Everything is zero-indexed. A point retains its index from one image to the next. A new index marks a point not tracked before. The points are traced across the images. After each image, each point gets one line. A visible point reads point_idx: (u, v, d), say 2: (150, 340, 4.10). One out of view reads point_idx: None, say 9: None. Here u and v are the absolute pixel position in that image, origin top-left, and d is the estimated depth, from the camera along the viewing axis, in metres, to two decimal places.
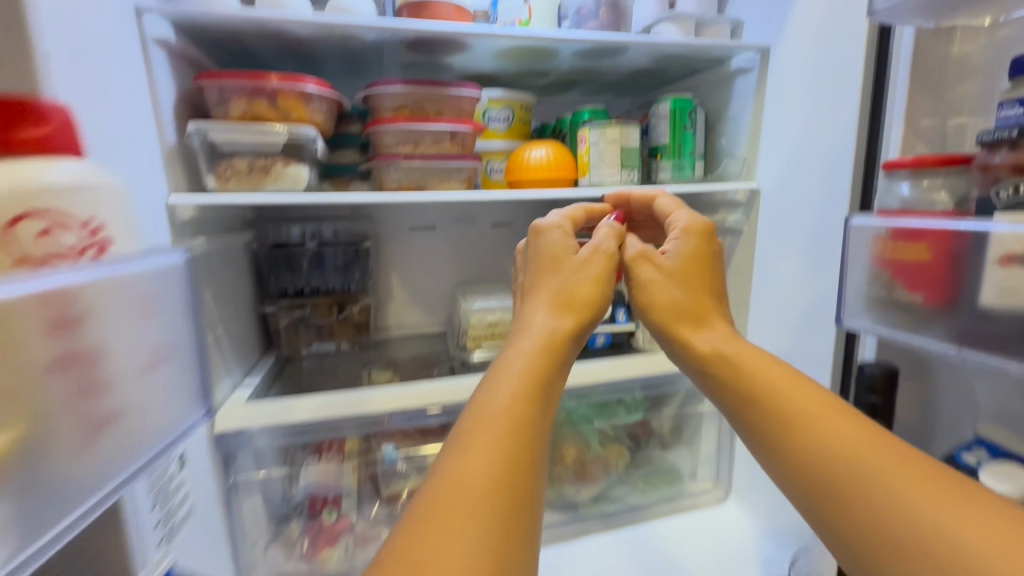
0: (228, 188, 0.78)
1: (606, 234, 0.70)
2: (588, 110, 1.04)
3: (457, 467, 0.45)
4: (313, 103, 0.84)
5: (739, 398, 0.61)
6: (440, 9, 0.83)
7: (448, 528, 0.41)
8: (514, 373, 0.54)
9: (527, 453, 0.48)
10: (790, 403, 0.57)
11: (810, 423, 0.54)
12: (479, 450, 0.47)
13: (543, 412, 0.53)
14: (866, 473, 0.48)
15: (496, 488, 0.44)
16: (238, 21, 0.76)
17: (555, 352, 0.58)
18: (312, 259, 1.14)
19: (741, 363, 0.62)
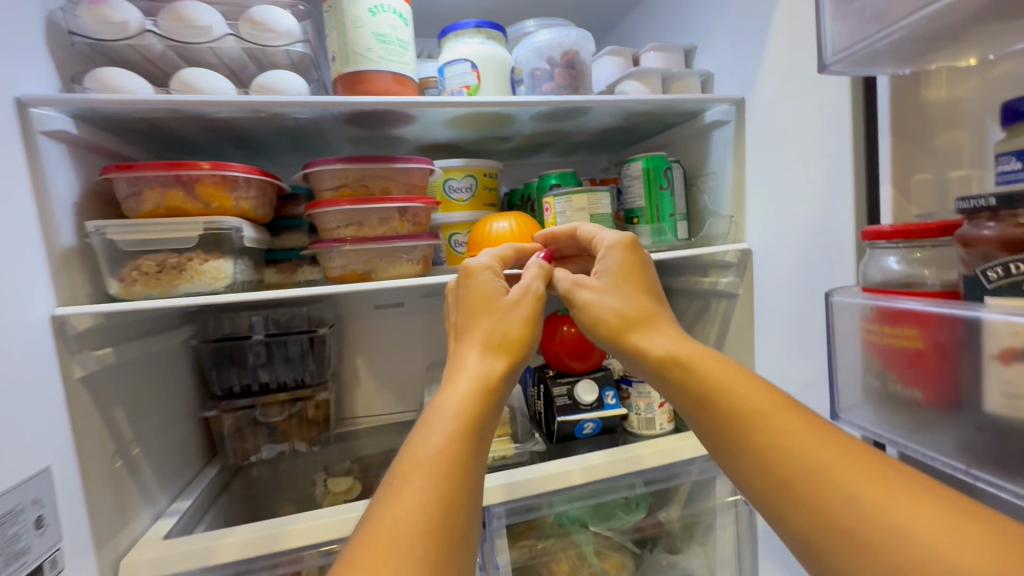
0: (134, 292, 0.68)
1: (536, 277, 0.65)
2: (555, 174, 0.95)
3: (387, 516, 0.42)
4: (238, 189, 0.75)
5: (690, 413, 0.51)
6: (377, 79, 0.76)
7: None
8: (449, 413, 0.50)
9: (464, 496, 0.45)
10: (748, 410, 0.47)
11: (753, 420, 0.46)
12: (415, 492, 0.43)
13: (478, 449, 0.49)
14: (821, 477, 0.40)
15: (432, 537, 0.41)
16: (151, 107, 0.68)
17: (485, 392, 0.53)
18: (260, 352, 1.03)
19: (691, 372, 0.51)
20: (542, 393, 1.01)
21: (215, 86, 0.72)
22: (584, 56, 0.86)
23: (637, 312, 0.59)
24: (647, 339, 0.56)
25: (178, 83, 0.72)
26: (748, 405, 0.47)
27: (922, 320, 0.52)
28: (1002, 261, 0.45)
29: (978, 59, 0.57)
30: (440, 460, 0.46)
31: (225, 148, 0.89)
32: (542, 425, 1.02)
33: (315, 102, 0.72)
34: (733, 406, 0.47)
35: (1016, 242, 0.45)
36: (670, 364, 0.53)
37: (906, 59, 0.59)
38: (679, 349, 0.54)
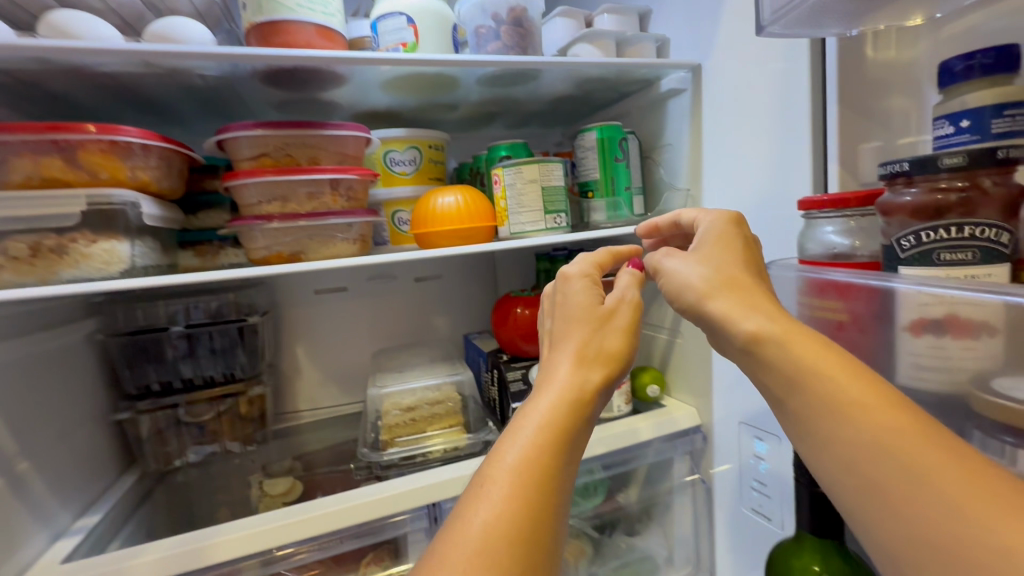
0: (1, 280, 0.57)
1: (630, 281, 0.57)
2: (505, 146, 0.89)
3: (474, 513, 0.38)
4: (134, 157, 0.64)
5: (787, 411, 0.43)
6: (298, 31, 0.66)
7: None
8: (533, 416, 0.44)
9: (553, 507, 0.40)
10: (848, 406, 0.38)
11: (864, 418, 0.37)
12: (498, 498, 0.39)
13: (564, 460, 0.42)
14: (943, 493, 0.32)
15: (507, 562, 0.36)
16: (12, 55, 0.56)
17: (569, 401, 0.45)
18: (180, 345, 0.92)
19: (792, 364, 0.41)
20: (497, 379, 0.96)
21: (96, 32, 0.61)
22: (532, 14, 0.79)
23: (730, 286, 0.48)
24: (736, 313, 0.46)
25: (48, 28, 0.60)
26: (845, 396, 0.38)
27: (843, 290, 0.49)
28: (914, 231, 0.44)
29: (925, 18, 0.55)
30: (522, 465, 0.41)
31: (123, 111, 0.77)
32: (496, 413, 0.97)
33: (221, 54, 0.61)
34: (830, 400, 0.39)
35: (936, 208, 0.43)
36: (760, 345, 0.44)
37: (857, 18, 0.56)
38: (773, 336, 0.43)
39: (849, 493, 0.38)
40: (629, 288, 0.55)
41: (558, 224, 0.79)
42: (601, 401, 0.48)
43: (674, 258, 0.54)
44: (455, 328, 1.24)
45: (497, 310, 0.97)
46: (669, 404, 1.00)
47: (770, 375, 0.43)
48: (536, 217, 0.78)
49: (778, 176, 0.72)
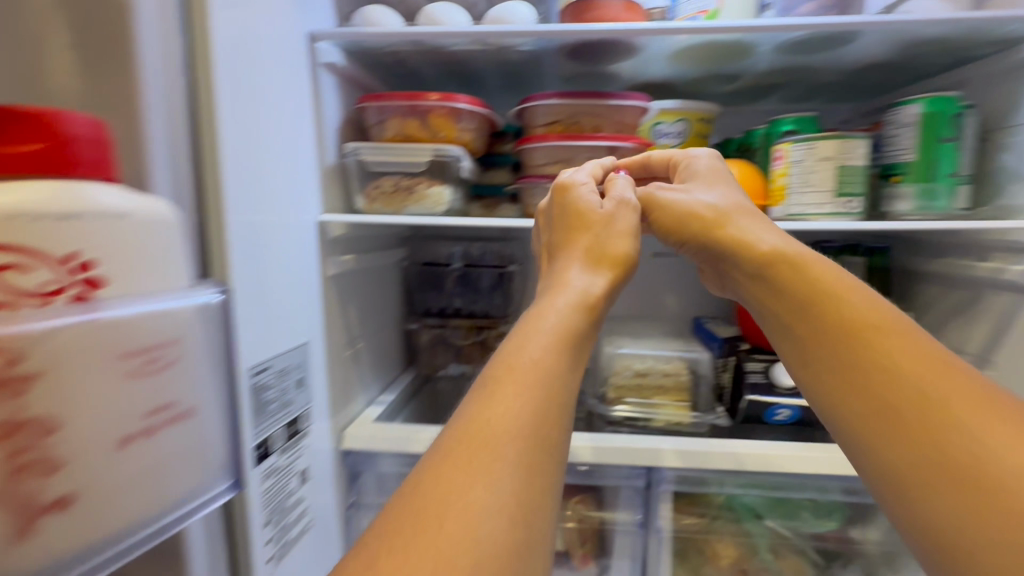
0: (375, 209, 0.78)
1: (615, 204, 0.62)
2: (793, 119, 0.81)
3: (479, 410, 0.41)
4: (461, 121, 0.80)
5: (855, 368, 0.47)
6: (607, 6, 0.71)
7: (468, 493, 0.36)
8: (548, 320, 0.49)
9: (556, 420, 0.42)
10: (906, 371, 0.44)
11: (865, 331, 0.47)
12: (523, 408, 0.41)
13: (571, 373, 0.47)
14: (948, 405, 0.41)
15: (519, 446, 0.39)
16: (403, 41, 0.75)
17: (590, 312, 0.51)
18: (457, 279, 1.13)
19: (854, 311, 0.49)
20: (730, 366, 0.92)
21: (455, 19, 0.76)
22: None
23: (738, 212, 0.59)
24: (753, 235, 0.57)
25: (423, 19, 0.78)
26: (905, 338, 0.46)
27: None
28: None
29: None
30: (531, 372, 0.44)
31: (449, 84, 0.96)
32: (723, 400, 0.93)
33: (541, 32, 0.71)
34: (896, 360, 0.45)
35: None
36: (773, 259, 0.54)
37: None
38: (814, 265, 0.52)
39: (898, 460, 0.43)
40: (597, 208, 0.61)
41: (849, 209, 0.70)
42: (609, 300, 0.54)
43: (668, 190, 0.63)
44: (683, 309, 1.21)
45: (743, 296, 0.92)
46: None
47: (808, 311, 0.51)
48: (823, 198, 0.70)
49: None
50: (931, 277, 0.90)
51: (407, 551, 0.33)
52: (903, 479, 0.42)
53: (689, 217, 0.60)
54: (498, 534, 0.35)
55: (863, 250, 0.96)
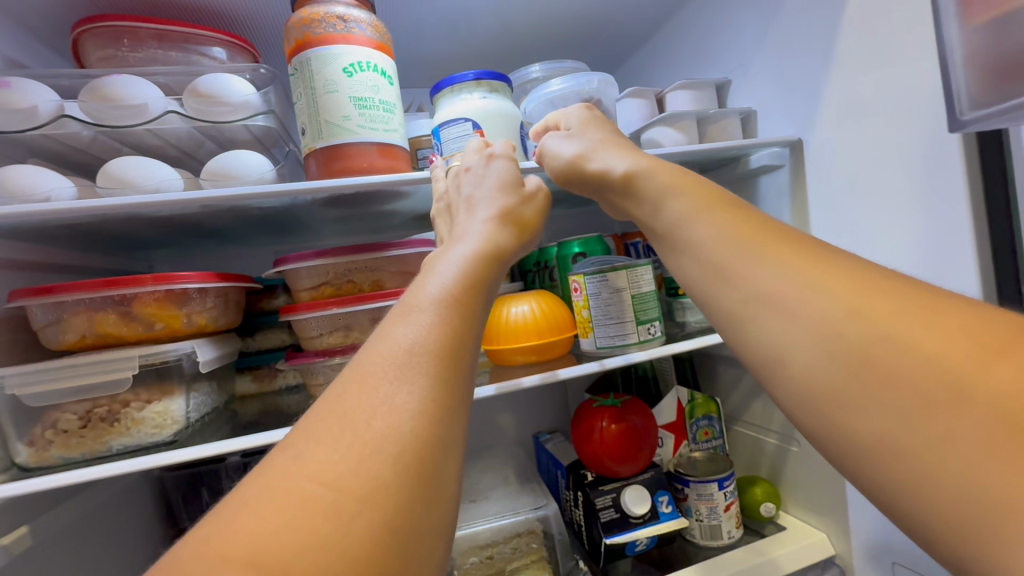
0: (48, 457, 0.51)
1: (514, 167, 0.57)
2: (578, 241, 0.81)
3: (384, 342, 0.35)
4: (191, 302, 0.59)
5: (721, 255, 0.42)
6: (359, 153, 0.61)
7: (377, 397, 0.32)
8: (450, 266, 0.43)
9: (469, 332, 0.39)
10: (788, 267, 0.38)
11: (744, 237, 0.41)
12: (424, 328, 0.36)
13: (481, 310, 0.42)
14: (840, 296, 0.35)
15: (430, 370, 0.34)
16: (75, 214, 0.53)
17: (493, 265, 0.46)
18: (236, 477, 0.79)
19: (717, 220, 0.43)
20: (581, 502, 0.83)
21: (156, 177, 0.57)
22: (607, 104, 0.72)
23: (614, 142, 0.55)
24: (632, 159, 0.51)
25: (105, 178, 0.56)
26: (784, 242, 0.40)
27: None
28: None
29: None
30: (427, 308, 0.38)
31: (181, 240, 0.74)
32: (583, 540, 0.83)
33: (283, 191, 0.57)
34: (778, 264, 0.39)
35: None
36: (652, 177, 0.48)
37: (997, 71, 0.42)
38: (688, 188, 0.46)
39: (774, 343, 0.38)
40: (502, 173, 0.56)
41: (651, 333, 0.68)
42: (516, 253, 0.50)
43: (558, 143, 0.59)
44: (523, 430, 1.08)
45: (575, 421, 0.86)
46: (791, 526, 0.84)
47: (671, 231, 0.46)
48: (627, 329, 0.67)
49: (929, 272, 0.61)
50: (726, 359, 0.97)
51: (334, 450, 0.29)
52: (744, 326, 0.40)
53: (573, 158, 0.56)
54: (413, 430, 0.31)
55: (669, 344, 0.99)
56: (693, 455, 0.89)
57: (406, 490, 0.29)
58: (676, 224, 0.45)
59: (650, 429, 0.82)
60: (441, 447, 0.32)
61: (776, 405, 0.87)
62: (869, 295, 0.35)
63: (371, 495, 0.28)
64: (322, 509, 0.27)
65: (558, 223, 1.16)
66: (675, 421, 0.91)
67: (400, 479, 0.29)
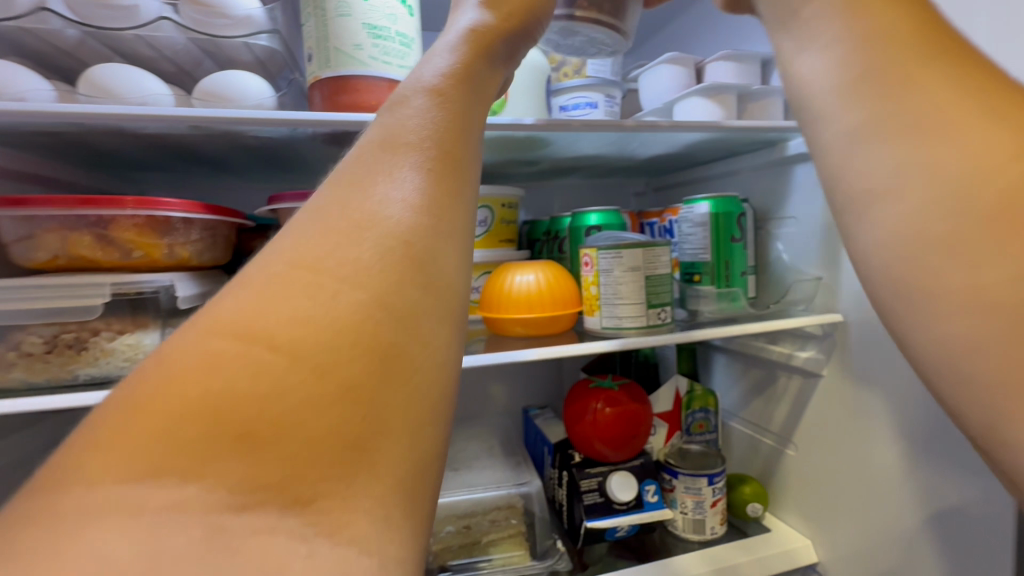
0: (10, 380, 0.48)
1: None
2: (595, 213, 0.76)
3: (378, 136, 0.27)
4: (174, 233, 0.55)
5: (832, 115, 0.37)
6: (369, 88, 0.55)
7: (354, 200, 0.24)
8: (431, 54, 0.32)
9: (471, 131, 0.29)
10: (930, 129, 0.31)
11: (895, 73, 0.33)
12: (417, 118, 0.28)
13: (478, 106, 0.31)
14: (976, 185, 0.29)
15: (423, 178, 0.26)
16: (48, 122, 0.48)
17: (486, 58, 0.33)
18: None
19: (849, 56, 0.35)
20: (565, 481, 0.81)
21: (144, 90, 0.52)
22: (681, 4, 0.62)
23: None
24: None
25: (88, 85, 0.51)
26: (939, 68, 0.31)
27: None
28: None
29: None
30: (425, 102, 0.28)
31: (172, 166, 0.69)
32: (563, 520, 0.81)
33: (281, 120, 0.51)
34: (931, 119, 0.31)
35: None
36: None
37: None
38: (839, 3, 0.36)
39: (886, 237, 0.33)
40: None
41: (662, 319, 0.64)
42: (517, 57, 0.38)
43: None
44: (513, 401, 1.05)
45: (569, 400, 0.83)
46: (776, 528, 0.83)
47: (790, 67, 0.40)
48: (636, 312, 0.63)
49: None
50: (732, 352, 0.93)
51: (302, 235, 0.23)
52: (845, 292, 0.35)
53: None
54: (400, 217, 0.24)
55: None
56: (685, 448, 0.87)
57: (408, 284, 0.23)
58: (804, 56, 0.38)
59: (646, 416, 0.79)
60: (438, 243, 0.25)
61: (779, 405, 0.84)
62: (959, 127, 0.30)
63: (360, 282, 0.22)
64: (316, 290, 0.21)
65: (572, 193, 1.11)
66: (670, 411, 0.88)
67: (395, 267, 0.23)
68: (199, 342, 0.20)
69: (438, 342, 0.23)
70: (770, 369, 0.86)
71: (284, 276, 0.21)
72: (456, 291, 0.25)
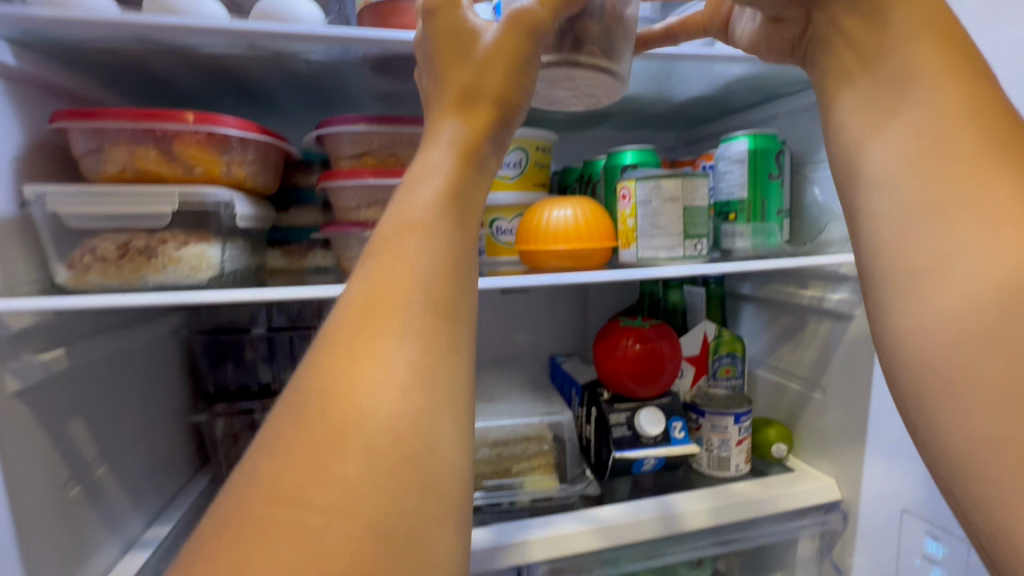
0: (87, 283, 0.51)
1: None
2: (631, 152, 0.77)
3: (368, 299, 0.27)
4: (232, 151, 0.57)
5: (885, 189, 0.32)
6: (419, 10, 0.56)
7: (360, 377, 0.25)
8: (425, 175, 0.31)
9: (460, 276, 0.29)
10: (1000, 227, 0.28)
11: (954, 160, 0.30)
12: (409, 272, 0.27)
13: (466, 233, 0.31)
14: None
15: (412, 350, 0.26)
16: (117, 33, 0.50)
17: (475, 173, 0.32)
18: (260, 347, 0.85)
19: (913, 123, 0.31)
20: (593, 417, 0.83)
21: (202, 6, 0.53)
22: None
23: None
24: None
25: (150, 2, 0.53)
26: (1000, 156, 0.29)
27: None
28: None
29: None
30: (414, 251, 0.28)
31: (220, 98, 0.71)
32: (590, 455, 0.84)
33: (336, 37, 0.53)
34: (1004, 218, 0.28)
35: None
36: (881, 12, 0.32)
37: None
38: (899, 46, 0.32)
39: (916, 336, 0.30)
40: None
41: (698, 250, 0.65)
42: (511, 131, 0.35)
43: None
44: (539, 348, 1.07)
45: (598, 340, 0.85)
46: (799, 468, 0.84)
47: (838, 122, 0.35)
48: (673, 242, 0.64)
49: None
50: (760, 301, 0.94)
51: (292, 421, 0.24)
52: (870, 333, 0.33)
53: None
54: (399, 402, 0.25)
55: (700, 281, 0.97)
56: (711, 391, 0.88)
57: (411, 463, 0.24)
58: (856, 115, 0.34)
59: (675, 355, 0.81)
60: (431, 416, 0.25)
61: (807, 350, 0.85)
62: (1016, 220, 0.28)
63: (371, 472, 0.23)
64: (326, 486, 0.22)
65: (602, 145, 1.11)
66: (697, 355, 0.90)
67: (399, 454, 0.24)
68: (231, 529, 0.22)
69: (447, 495, 0.25)
70: (800, 315, 0.86)
71: (294, 469, 0.23)
72: (460, 440, 0.26)
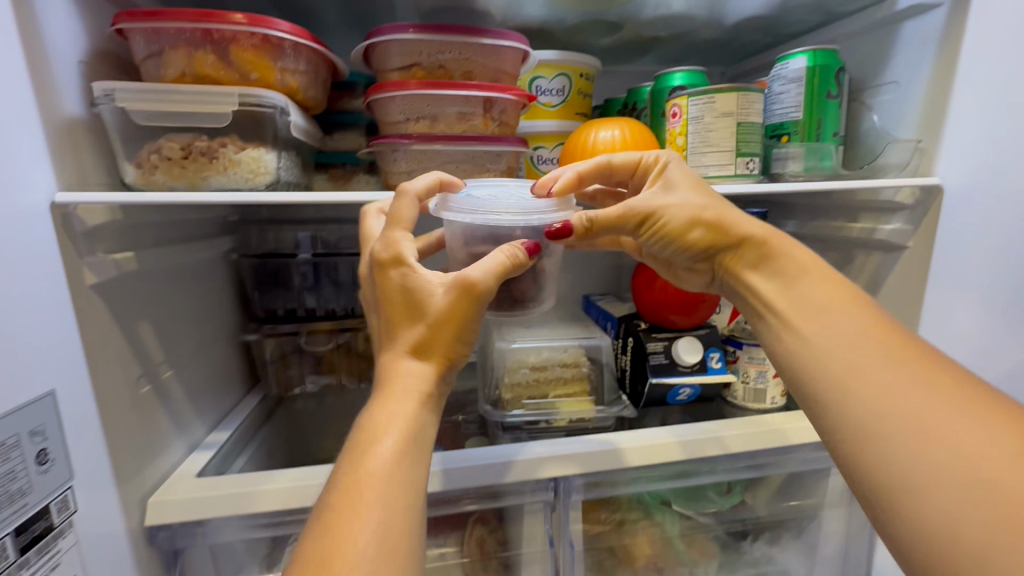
0: (154, 182, 0.53)
1: None
2: (681, 73, 0.74)
3: (349, 471, 0.38)
4: (285, 58, 0.58)
5: (821, 400, 0.46)
6: None
7: (347, 529, 0.35)
8: (396, 380, 0.43)
9: (420, 456, 0.40)
10: (907, 415, 0.41)
11: (853, 379, 0.44)
12: (384, 454, 0.38)
13: (428, 417, 0.43)
14: (957, 448, 0.38)
15: (382, 505, 0.36)
16: None
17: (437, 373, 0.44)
18: (306, 273, 0.88)
19: (812, 342, 0.48)
20: (629, 348, 0.84)
21: None
22: None
23: (693, 222, 0.54)
24: None
25: None
26: (872, 363, 0.44)
27: None
28: None
29: None
30: (399, 436, 0.40)
31: (267, 16, 0.71)
32: (625, 385, 0.85)
33: None
34: (906, 412, 0.41)
35: None
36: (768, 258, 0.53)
37: None
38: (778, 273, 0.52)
39: (900, 505, 0.39)
40: (563, 212, 0.53)
41: (751, 169, 0.64)
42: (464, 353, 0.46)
43: None
44: (574, 287, 1.08)
45: (637, 272, 0.85)
46: None
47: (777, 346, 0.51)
48: (725, 160, 0.63)
49: None
50: (804, 239, 0.92)
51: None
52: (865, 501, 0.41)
53: (663, 222, 0.53)
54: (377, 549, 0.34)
55: None
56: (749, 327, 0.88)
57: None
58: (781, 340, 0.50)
59: None
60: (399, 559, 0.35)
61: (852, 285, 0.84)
62: (908, 402, 0.41)
63: None
64: None
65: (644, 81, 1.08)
66: None
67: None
68: None
69: None
70: (847, 250, 0.84)
71: None
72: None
